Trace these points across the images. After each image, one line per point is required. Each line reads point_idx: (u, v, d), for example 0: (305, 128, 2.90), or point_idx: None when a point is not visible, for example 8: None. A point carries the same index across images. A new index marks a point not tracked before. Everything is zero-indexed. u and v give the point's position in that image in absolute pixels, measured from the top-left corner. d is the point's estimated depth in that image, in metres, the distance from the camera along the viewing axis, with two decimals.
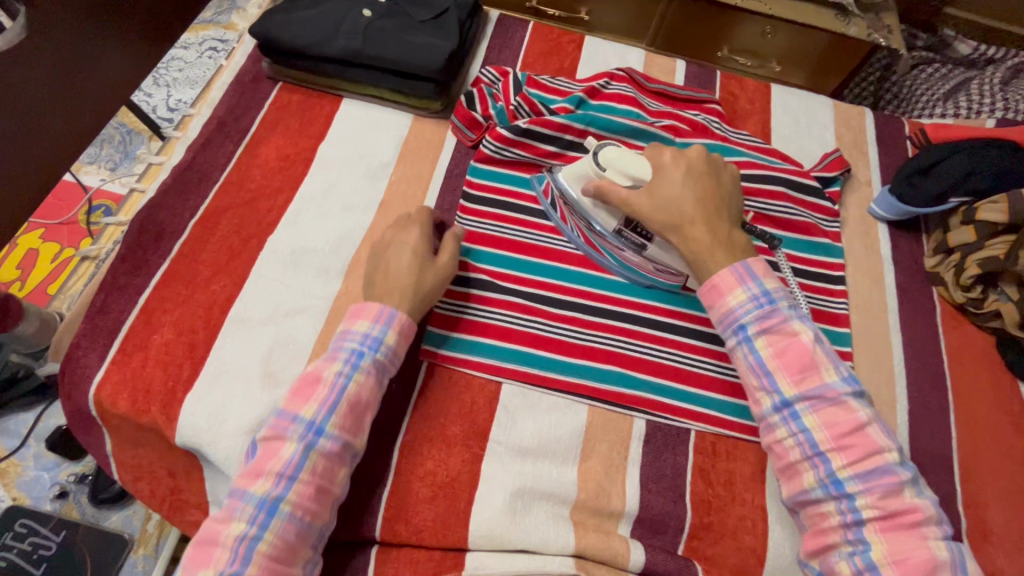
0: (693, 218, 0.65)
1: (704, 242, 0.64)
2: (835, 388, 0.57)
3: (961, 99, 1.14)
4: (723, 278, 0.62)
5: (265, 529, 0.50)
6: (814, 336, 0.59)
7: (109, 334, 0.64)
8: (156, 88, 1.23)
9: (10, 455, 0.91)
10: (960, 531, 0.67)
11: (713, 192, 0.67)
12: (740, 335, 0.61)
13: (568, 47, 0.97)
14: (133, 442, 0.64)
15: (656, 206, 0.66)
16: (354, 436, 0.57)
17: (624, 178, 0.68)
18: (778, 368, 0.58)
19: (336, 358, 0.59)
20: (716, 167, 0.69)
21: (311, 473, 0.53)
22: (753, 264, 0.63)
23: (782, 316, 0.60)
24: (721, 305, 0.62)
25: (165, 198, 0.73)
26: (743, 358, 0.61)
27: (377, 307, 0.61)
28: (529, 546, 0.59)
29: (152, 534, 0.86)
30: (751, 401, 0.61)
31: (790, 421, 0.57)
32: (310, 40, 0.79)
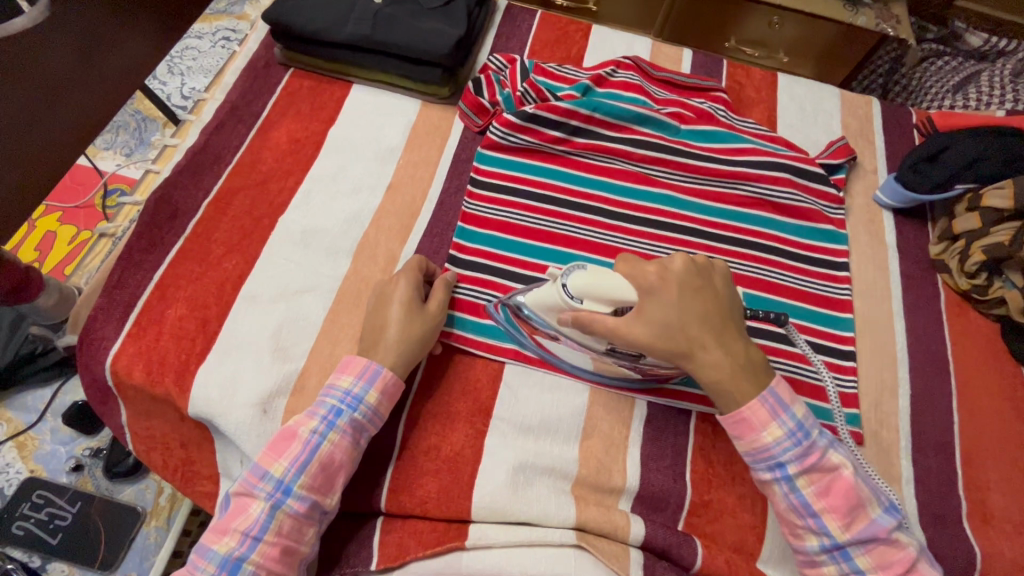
0: (705, 342, 0.56)
1: (723, 369, 0.56)
2: (884, 525, 0.54)
3: (971, 91, 1.13)
4: (754, 413, 0.56)
5: (281, 505, 0.54)
6: (850, 466, 0.56)
7: (125, 308, 0.66)
8: (171, 77, 1.25)
9: (28, 429, 0.93)
10: (960, 514, 0.67)
11: (716, 308, 0.58)
12: (779, 474, 0.56)
13: (575, 36, 0.98)
14: (148, 413, 0.66)
15: (657, 335, 0.56)
16: (325, 494, 0.57)
17: (607, 305, 0.57)
18: (826, 511, 0.54)
19: (315, 413, 0.58)
20: (706, 272, 0.59)
21: (276, 534, 0.54)
22: (778, 387, 0.58)
23: (819, 450, 0.56)
24: (755, 439, 0.56)
25: (179, 178, 0.75)
26: (782, 497, 0.56)
27: (363, 363, 0.60)
28: (531, 518, 0.60)
29: (164, 507, 0.88)
30: (791, 533, 0.57)
31: (841, 561, 0.55)
32: (321, 26, 0.80)
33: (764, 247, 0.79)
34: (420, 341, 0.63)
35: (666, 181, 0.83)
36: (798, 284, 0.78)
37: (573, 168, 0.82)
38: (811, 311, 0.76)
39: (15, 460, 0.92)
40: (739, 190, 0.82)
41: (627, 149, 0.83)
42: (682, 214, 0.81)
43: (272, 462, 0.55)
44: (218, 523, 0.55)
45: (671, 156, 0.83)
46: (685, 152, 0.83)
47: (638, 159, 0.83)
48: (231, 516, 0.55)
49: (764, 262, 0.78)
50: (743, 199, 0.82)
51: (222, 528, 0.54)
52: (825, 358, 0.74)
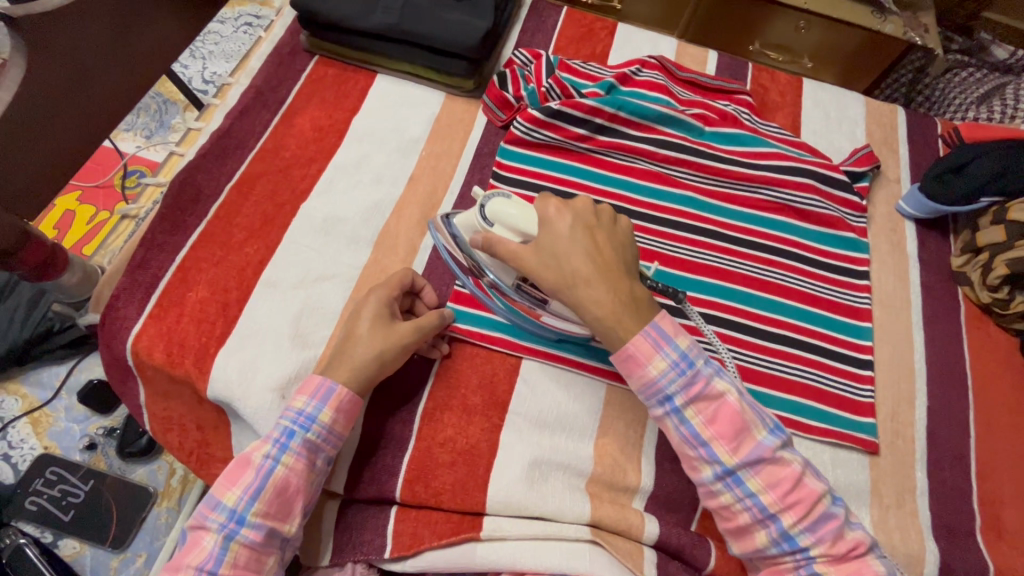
0: (590, 278, 0.56)
1: (606, 305, 0.55)
2: (769, 445, 0.55)
3: (995, 103, 1.11)
4: (638, 348, 0.55)
5: (234, 536, 0.52)
6: (735, 391, 0.56)
7: (147, 289, 0.66)
8: (193, 60, 1.25)
9: (42, 406, 0.94)
10: (973, 527, 0.67)
11: (609, 246, 0.58)
12: (667, 406, 0.56)
13: (600, 34, 0.98)
14: (166, 394, 0.67)
15: (546, 265, 0.57)
16: (283, 520, 0.55)
17: (514, 234, 0.59)
18: (713, 437, 0.55)
19: (269, 438, 0.56)
20: (604, 215, 0.60)
21: (231, 568, 0.52)
22: (662, 322, 0.57)
23: (703, 378, 0.56)
24: (642, 375, 0.56)
25: (203, 161, 0.75)
26: (674, 429, 0.56)
27: (317, 381, 0.58)
28: (545, 513, 0.60)
29: (175, 489, 0.88)
30: (690, 466, 0.57)
31: (735, 486, 0.55)
32: (349, 14, 0.80)
33: (785, 252, 0.79)
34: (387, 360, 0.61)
35: (688, 183, 0.82)
36: (819, 291, 0.77)
37: (595, 166, 0.82)
38: (829, 318, 0.76)
39: (29, 436, 0.92)
40: (761, 194, 0.82)
41: (650, 148, 0.83)
42: (704, 216, 0.80)
43: (223, 492, 0.54)
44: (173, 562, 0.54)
45: (695, 158, 0.82)
46: (708, 154, 0.83)
47: (661, 160, 0.83)
48: (186, 552, 0.53)
49: (785, 268, 0.78)
50: (765, 203, 0.82)
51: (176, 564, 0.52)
52: (844, 366, 0.73)
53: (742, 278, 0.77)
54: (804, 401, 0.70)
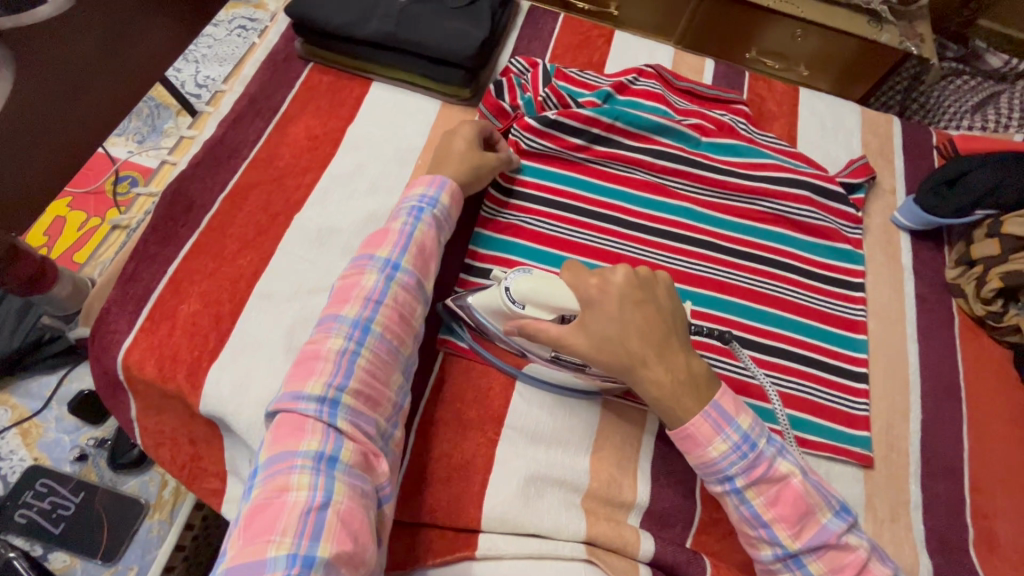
0: (645, 358, 0.57)
1: (663, 385, 0.57)
2: (834, 529, 0.54)
3: (991, 113, 1.15)
4: (697, 428, 0.56)
5: (335, 422, 0.51)
6: (799, 472, 0.56)
7: (138, 302, 0.66)
8: (186, 64, 1.24)
9: (32, 416, 0.93)
10: (966, 541, 0.67)
11: (657, 319, 0.59)
12: (728, 486, 0.56)
13: (597, 42, 0.97)
14: (157, 408, 0.66)
15: (599, 348, 0.58)
16: (422, 276, 0.64)
17: (549, 312, 0.60)
18: (775, 521, 0.54)
19: (400, 215, 0.66)
20: (648, 286, 0.61)
21: (356, 394, 0.53)
22: (722, 400, 0.57)
23: (766, 459, 0.55)
24: (701, 454, 0.57)
25: (195, 171, 0.75)
26: (734, 508, 0.57)
27: (430, 177, 0.70)
28: (541, 530, 0.60)
29: (167, 501, 0.87)
30: (747, 543, 0.58)
31: (795, 569, 0.55)
32: (344, 21, 0.79)
33: (780, 264, 0.79)
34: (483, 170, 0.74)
35: (685, 193, 0.82)
36: (815, 303, 0.77)
37: (591, 176, 0.82)
38: (824, 331, 0.76)
39: (18, 447, 0.91)
40: (757, 205, 0.82)
41: (647, 159, 0.82)
42: (701, 227, 0.80)
43: (304, 385, 0.52)
44: (248, 525, 0.44)
45: (692, 169, 0.82)
46: (705, 165, 0.82)
47: (658, 170, 0.82)
48: (269, 488, 0.46)
49: (780, 280, 0.78)
50: (761, 215, 0.82)
51: (263, 500, 0.46)
52: (839, 379, 0.73)
53: (738, 290, 0.76)
54: (800, 414, 0.70)
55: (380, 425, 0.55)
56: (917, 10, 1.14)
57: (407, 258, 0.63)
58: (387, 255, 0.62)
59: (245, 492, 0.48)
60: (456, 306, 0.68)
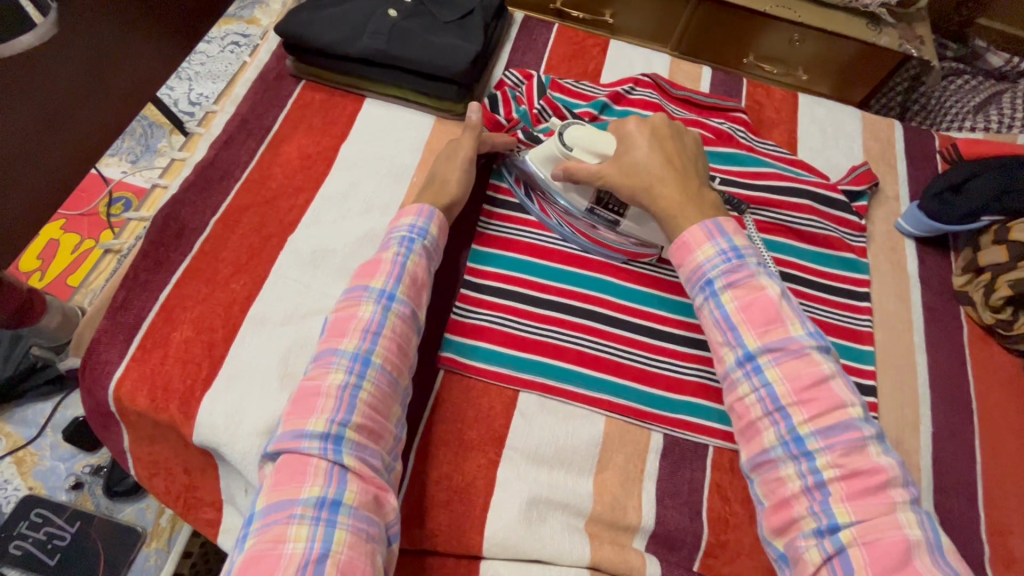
0: (663, 177, 0.64)
1: (673, 198, 0.63)
2: (801, 341, 0.54)
3: (993, 112, 1.11)
4: (691, 235, 0.60)
5: (339, 460, 0.50)
6: (779, 289, 0.56)
7: (130, 330, 0.65)
8: (179, 82, 1.23)
9: (27, 444, 0.93)
10: (983, 559, 0.65)
11: (679, 152, 0.67)
12: (707, 290, 0.58)
13: (592, 51, 0.96)
14: (150, 438, 0.65)
15: (625, 172, 0.66)
16: (417, 306, 0.63)
17: (591, 155, 0.69)
18: (742, 322, 0.55)
19: (391, 245, 0.65)
20: (679, 132, 0.70)
21: (357, 430, 0.53)
22: (723, 220, 0.61)
23: (749, 270, 0.57)
24: (690, 260, 0.60)
25: (187, 195, 0.74)
26: (709, 313, 0.58)
27: (418, 205, 0.68)
28: (544, 556, 0.58)
29: (164, 528, 0.87)
30: (716, 359, 0.58)
31: (753, 375, 0.54)
32: (335, 39, 0.79)
33: (785, 275, 0.77)
34: (461, 150, 0.74)
35: None
36: (819, 313, 0.76)
37: None
38: (830, 342, 0.74)
39: (13, 476, 0.91)
40: (757, 214, 0.80)
41: None
42: None
43: (307, 422, 0.52)
44: None
45: None
46: (705, 174, 0.81)
47: None
48: (264, 538, 0.46)
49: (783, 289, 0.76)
50: (764, 224, 0.80)
51: (259, 551, 0.45)
52: None
53: None
54: None
55: (384, 457, 0.54)
56: (915, 11, 1.13)
57: (403, 288, 0.62)
58: (382, 286, 0.61)
59: (240, 541, 0.47)
60: (514, 162, 0.80)
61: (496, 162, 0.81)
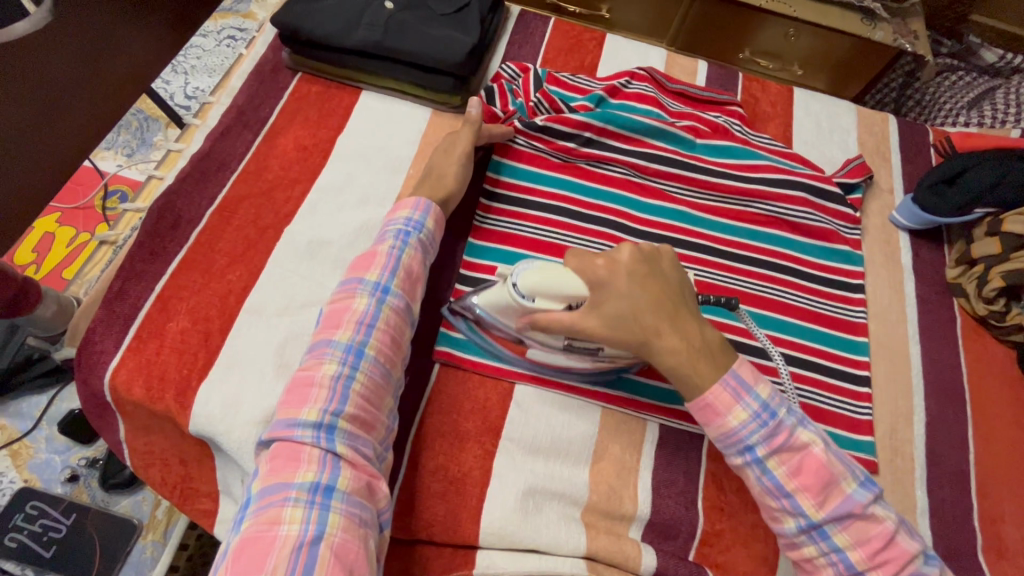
0: (659, 327, 0.57)
1: (679, 351, 0.56)
2: (860, 500, 0.53)
3: (986, 107, 1.12)
4: (716, 397, 0.55)
5: (333, 448, 0.50)
6: (820, 440, 0.55)
7: (125, 320, 0.65)
8: (174, 76, 1.23)
9: (22, 437, 0.92)
10: (975, 548, 0.65)
11: (664, 290, 0.58)
12: (749, 456, 0.55)
13: (588, 45, 0.96)
14: (146, 429, 0.65)
15: (613, 325, 0.57)
16: (411, 299, 0.63)
17: (561, 303, 0.59)
18: (798, 490, 0.53)
19: (386, 238, 0.65)
20: (653, 259, 0.60)
21: (351, 420, 0.53)
22: (741, 369, 0.56)
23: (786, 428, 0.54)
24: (720, 424, 0.55)
25: (182, 186, 0.74)
26: (755, 479, 0.55)
27: (414, 199, 0.68)
28: (540, 545, 0.59)
29: (161, 521, 0.87)
30: (769, 516, 0.56)
31: (819, 540, 0.53)
32: (331, 30, 0.79)
33: (779, 267, 0.78)
34: (455, 146, 0.74)
35: (682, 198, 0.81)
36: (813, 305, 0.76)
37: (582, 177, 0.80)
38: (825, 334, 0.75)
39: (9, 469, 0.90)
40: (752, 207, 0.80)
41: (640, 161, 0.81)
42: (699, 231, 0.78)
43: (300, 411, 0.52)
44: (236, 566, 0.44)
45: (687, 171, 0.81)
46: (701, 167, 0.81)
47: (650, 172, 0.81)
48: (259, 520, 0.45)
49: (778, 282, 0.77)
50: (758, 217, 0.80)
51: (254, 532, 0.45)
52: (841, 383, 0.72)
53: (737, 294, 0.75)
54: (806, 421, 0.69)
55: (376, 447, 0.55)
56: (910, 7, 1.14)
57: (398, 281, 0.62)
58: (376, 278, 0.61)
59: (235, 524, 0.47)
60: (462, 308, 0.69)
61: (492, 155, 0.81)
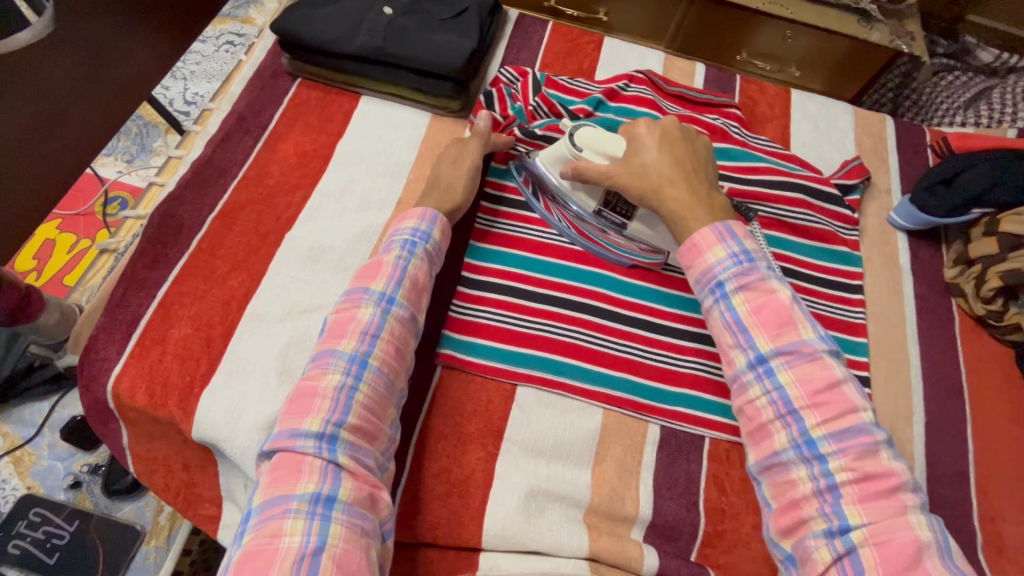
0: (672, 179, 0.64)
1: (684, 202, 0.63)
2: (812, 345, 0.54)
3: (983, 107, 1.13)
4: (701, 236, 0.60)
5: (334, 459, 0.50)
6: (790, 292, 0.56)
7: (128, 327, 0.65)
8: (174, 82, 1.23)
9: (24, 444, 0.92)
10: (975, 546, 0.66)
11: (689, 154, 0.67)
12: (717, 291, 0.58)
13: (587, 48, 0.97)
14: (149, 435, 0.65)
15: (633, 175, 0.66)
16: (416, 309, 0.63)
17: (601, 157, 0.69)
18: (754, 324, 0.55)
19: (392, 247, 0.65)
20: (690, 135, 0.69)
21: (352, 431, 0.53)
22: (733, 224, 0.60)
23: (760, 273, 0.57)
24: (700, 262, 0.59)
25: (183, 192, 0.74)
26: (719, 315, 0.58)
27: (420, 209, 0.68)
28: (542, 547, 0.59)
29: (164, 527, 0.87)
30: (726, 361, 0.58)
31: (764, 378, 0.54)
32: (330, 37, 0.79)
33: (779, 268, 0.78)
34: (465, 157, 0.74)
35: None
36: (812, 305, 0.77)
37: None
38: (824, 335, 0.75)
39: (11, 476, 0.91)
40: (752, 209, 0.81)
41: None
42: None
43: (302, 422, 0.52)
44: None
45: None
46: None
47: None
48: (261, 533, 0.46)
49: None
50: (758, 219, 0.81)
51: (257, 545, 0.45)
52: None
53: None
54: None
55: (377, 457, 0.55)
56: (906, 8, 1.15)
57: (403, 291, 0.62)
58: (382, 288, 0.61)
59: (239, 536, 0.48)
60: (524, 163, 0.80)
61: (492, 162, 0.82)
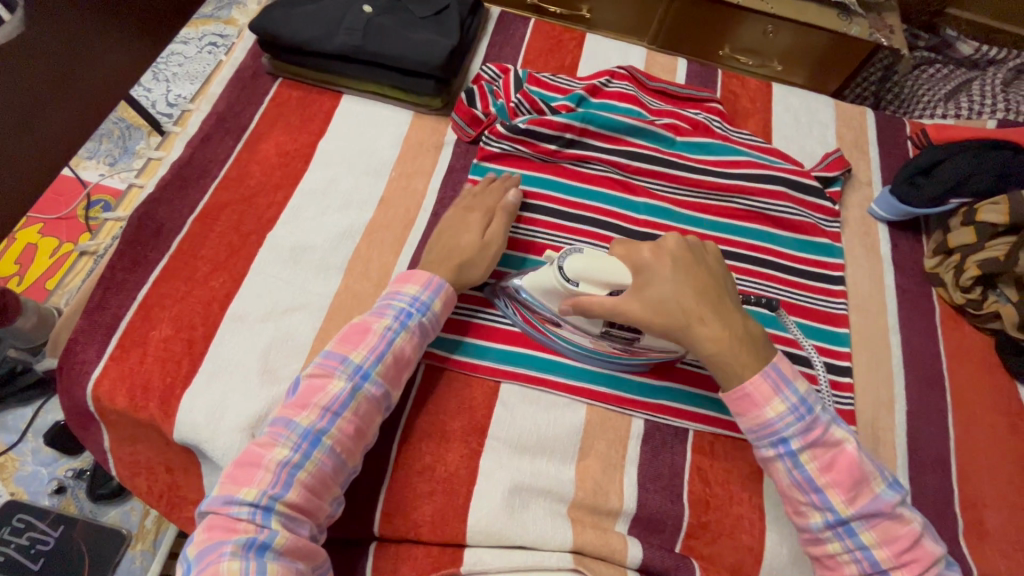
0: (701, 315, 0.58)
1: (722, 341, 0.58)
2: (888, 500, 0.54)
3: (963, 100, 1.13)
4: (757, 389, 0.56)
5: (268, 523, 0.50)
6: (853, 440, 0.56)
7: (107, 330, 0.65)
8: (156, 84, 1.23)
9: (8, 450, 0.92)
10: (957, 532, 0.67)
11: (708, 281, 0.60)
12: (782, 448, 0.56)
13: (569, 45, 0.97)
14: (131, 438, 0.65)
15: (654, 310, 0.58)
16: (392, 386, 0.61)
17: (602, 287, 0.59)
18: (830, 486, 0.54)
19: (385, 314, 0.62)
20: (699, 252, 0.63)
21: (290, 505, 0.52)
22: (779, 363, 0.58)
23: (821, 424, 0.55)
24: (757, 415, 0.57)
25: (163, 194, 0.74)
26: (786, 474, 0.56)
27: (427, 274, 0.65)
28: (526, 542, 0.59)
29: (150, 530, 0.87)
30: (795, 513, 0.57)
31: (845, 537, 0.54)
32: (310, 36, 0.79)
33: (762, 261, 0.78)
34: (493, 238, 0.68)
35: (663, 195, 0.81)
36: (794, 297, 0.77)
37: (566, 177, 0.80)
38: (806, 326, 0.76)
39: None
40: (732, 202, 0.81)
41: (621, 160, 0.82)
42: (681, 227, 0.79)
43: (239, 488, 0.51)
44: None
45: (668, 169, 0.82)
46: (681, 164, 0.82)
47: (632, 171, 0.82)
48: None
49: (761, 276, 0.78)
50: (739, 212, 0.81)
51: None
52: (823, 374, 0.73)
53: None
54: None
55: (313, 530, 0.54)
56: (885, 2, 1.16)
57: (381, 367, 0.59)
58: (360, 360, 0.59)
59: None
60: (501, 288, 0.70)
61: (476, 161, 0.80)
